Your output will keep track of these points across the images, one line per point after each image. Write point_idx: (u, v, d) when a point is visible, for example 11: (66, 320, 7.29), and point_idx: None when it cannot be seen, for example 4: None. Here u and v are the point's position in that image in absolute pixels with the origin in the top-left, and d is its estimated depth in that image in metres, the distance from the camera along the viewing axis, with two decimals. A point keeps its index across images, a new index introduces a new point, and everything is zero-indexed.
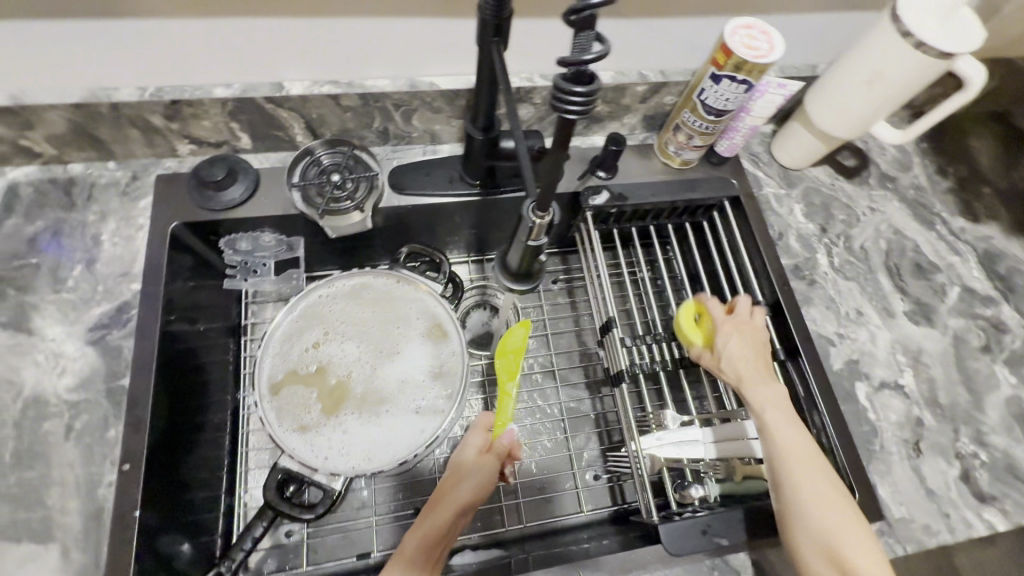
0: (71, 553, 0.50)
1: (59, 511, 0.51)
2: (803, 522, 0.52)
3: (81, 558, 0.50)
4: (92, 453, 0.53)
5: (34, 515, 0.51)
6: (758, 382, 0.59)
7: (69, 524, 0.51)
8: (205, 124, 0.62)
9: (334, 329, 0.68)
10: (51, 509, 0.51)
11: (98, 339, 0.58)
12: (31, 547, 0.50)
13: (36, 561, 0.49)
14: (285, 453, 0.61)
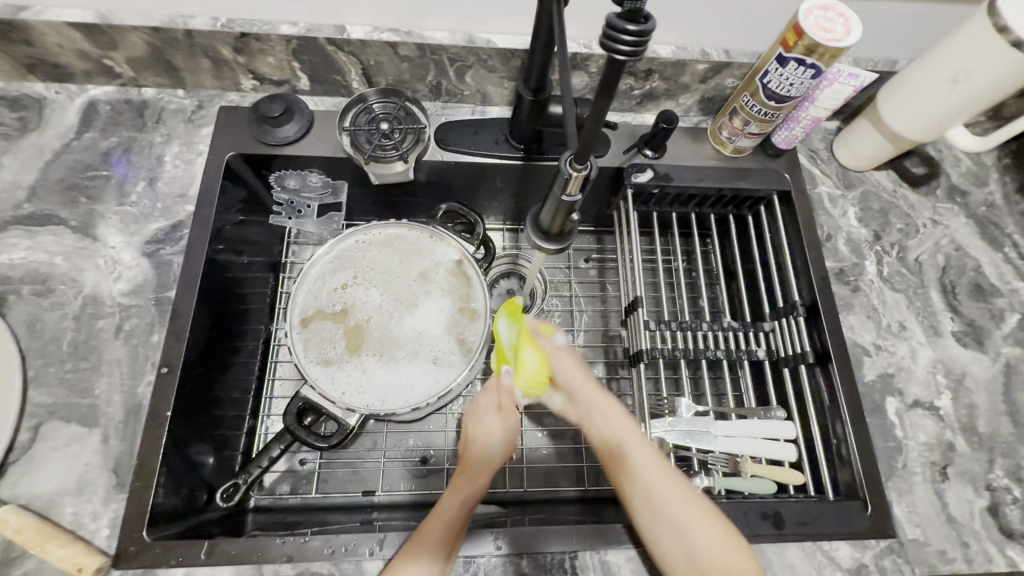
0: (109, 441, 0.54)
1: (104, 401, 0.56)
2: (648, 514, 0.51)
3: (118, 445, 0.54)
4: (138, 353, 0.58)
5: (82, 401, 0.55)
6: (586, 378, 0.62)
7: (111, 414, 0.55)
8: (271, 61, 0.64)
9: (364, 274, 0.71)
10: (97, 398, 0.56)
11: (153, 252, 0.62)
12: (76, 429, 0.54)
13: (79, 442, 0.54)
14: (307, 382, 0.64)
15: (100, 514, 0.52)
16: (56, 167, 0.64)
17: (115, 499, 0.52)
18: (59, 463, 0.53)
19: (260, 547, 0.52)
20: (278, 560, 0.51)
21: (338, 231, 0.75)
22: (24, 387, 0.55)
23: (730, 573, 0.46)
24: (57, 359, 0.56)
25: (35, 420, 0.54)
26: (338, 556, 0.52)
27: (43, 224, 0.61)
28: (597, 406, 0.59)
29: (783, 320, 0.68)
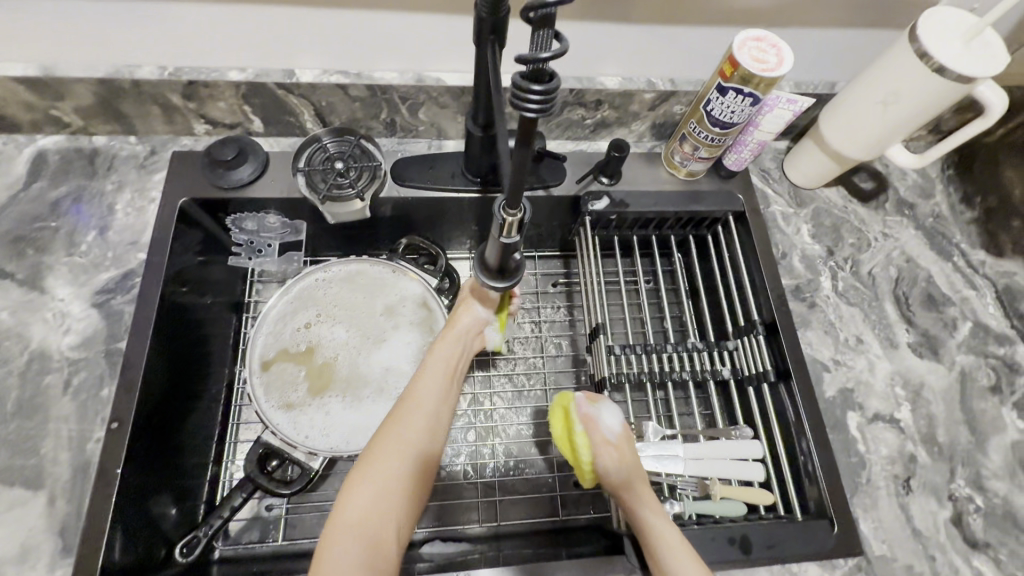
0: (55, 502, 0.52)
1: (50, 460, 0.54)
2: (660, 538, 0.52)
3: (67, 507, 0.52)
4: (86, 408, 0.56)
5: (27, 461, 0.53)
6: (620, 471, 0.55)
7: (58, 474, 0.53)
8: (221, 105, 0.65)
9: (326, 314, 0.70)
10: (43, 458, 0.54)
11: (104, 303, 0.61)
12: (20, 492, 0.52)
13: (24, 505, 0.52)
14: (269, 428, 0.62)
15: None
16: (3, 220, 0.63)
17: (61, 565, 0.50)
18: (1, 530, 0.51)
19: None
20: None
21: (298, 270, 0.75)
22: None
23: None
24: (2, 419, 0.55)
25: None
26: None
27: None
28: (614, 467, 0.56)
29: (744, 339, 0.69)
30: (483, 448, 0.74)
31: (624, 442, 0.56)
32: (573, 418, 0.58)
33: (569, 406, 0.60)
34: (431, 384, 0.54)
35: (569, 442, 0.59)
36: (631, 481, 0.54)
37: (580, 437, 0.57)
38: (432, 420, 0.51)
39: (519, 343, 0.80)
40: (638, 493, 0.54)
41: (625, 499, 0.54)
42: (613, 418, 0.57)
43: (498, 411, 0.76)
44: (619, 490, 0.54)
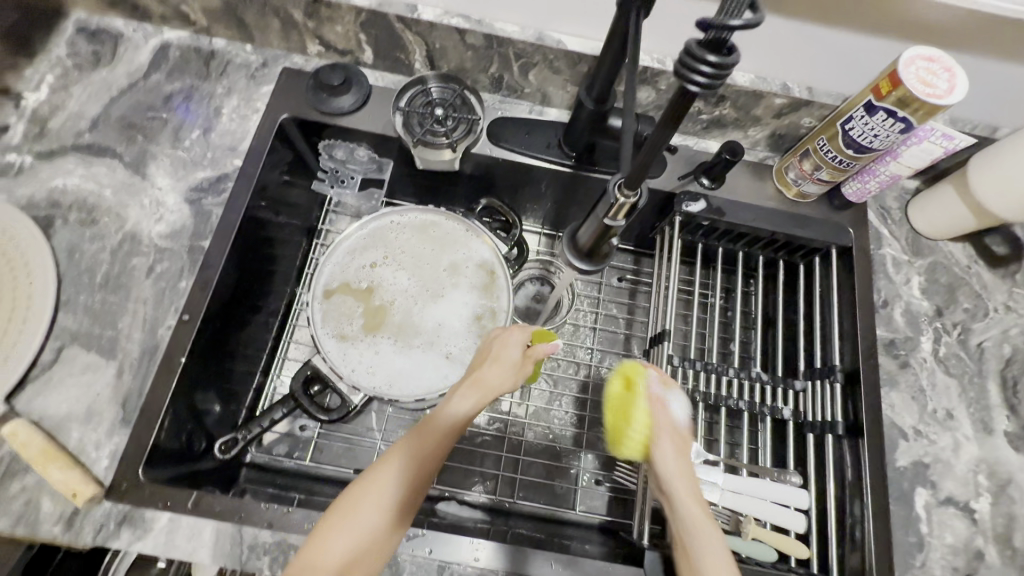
0: (123, 375, 0.55)
1: (125, 336, 0.56)
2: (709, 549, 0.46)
3: (130, 382, 0.55)
4: (162, 299, 0.58)
5: (104, 333, 0.56)
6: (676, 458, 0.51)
7: (128, 350, 0.56)
8: (338, 29, 0.64)
9: (392, 257, 0.70)
10: (119, 334, 0.57)
11: (195, 201, 0.62)
12: (93, 359, 0.55)
13: (96, 371, 0.55)
14: (320, 353, 0.64)
15: (100, 446, 0.52)
16: (121, 103, 0.66)
17: (118, 434, 0.53)
18: (70, 390, 0.54)
19: (243, 508, 0.51)
20: (260, 525, 0.51)
21: (376, 208, 0.75)
22: (56, 308, 0.56)
23: None
24: (89, 288, 0.58)
25: (60, 342, 0.56)
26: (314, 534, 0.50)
27: (99, 155, 0.63)
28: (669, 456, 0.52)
29: (817, 383, 0.64)
30: (513, 424, 0.73)
31: (682, 429, 0.53)
32: (641, 390, 0.55)
33: (637, 378, 0.56)
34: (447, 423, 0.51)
35: (626, 407, 0.56)
36: (683, 468, 0.50)
37: (643, 406, 0.54)
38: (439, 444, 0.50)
39: (571, 330, 0.78)
40: (687, 478, 0.50)
41: (673, 482, 0.49)
42: (678, 406, 0.54)
43: (536, 391, 0.75)
44: (666, 469, 0.50)
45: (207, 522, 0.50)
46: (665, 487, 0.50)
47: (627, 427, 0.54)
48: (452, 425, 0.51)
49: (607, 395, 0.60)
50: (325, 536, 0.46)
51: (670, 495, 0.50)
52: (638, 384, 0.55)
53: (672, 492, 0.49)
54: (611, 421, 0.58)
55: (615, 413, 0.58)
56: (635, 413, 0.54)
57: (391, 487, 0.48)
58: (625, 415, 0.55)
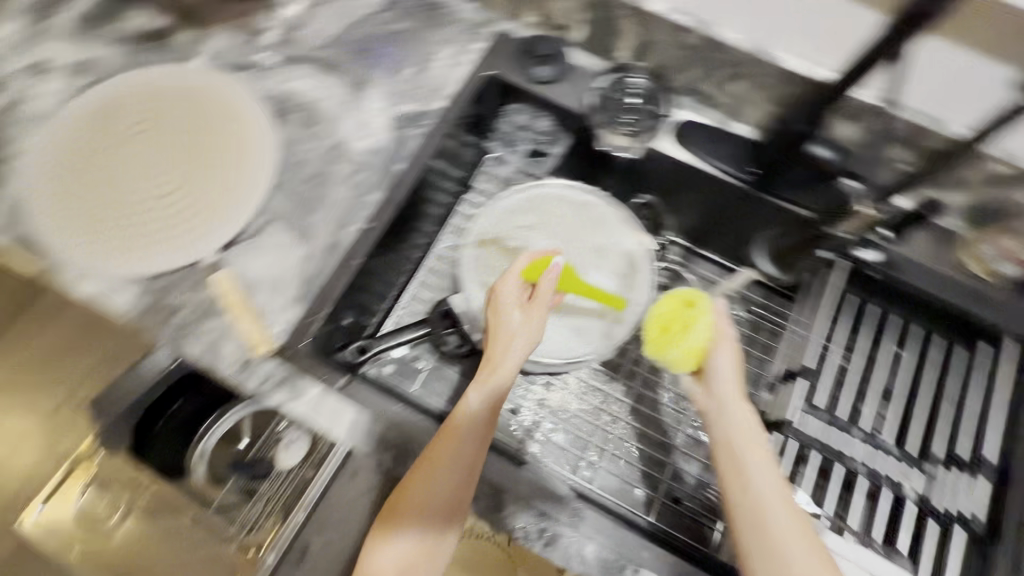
0: (310, 260, 0.61)
1: (317, 228, 0.63)
2: (760, 475, 0.48)
3: (312, 268, 0.61)
4: (354, 205, 0.64)
5: (298, 221, 0.63)
6: (732, 379, 0.56)
7: (317, 241, 0.62)
8: (564, 5, 0.69)
9: (545, 225, 0.73)
10: (310, 225, 0.63)
11: (399, 129, 0.68)
12: (286, 241, 0.62)
13: (288, 250, 0.61)
14: (463, 292, 0.69)
15: (278, 315, 0.59)
16: (356, 30, 0.73)
17: (295, 308, 0.59)
18: (264, 261, 0.61)
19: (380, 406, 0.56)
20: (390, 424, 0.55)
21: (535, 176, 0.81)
22: (269, 189, 0.64)
23: (791, 545, 0.44)
24: (296, 180, 0.65)
25: (264, 218, 0.63)
26: (436, 450, 0.56)
27: (329, 71, 0.71)
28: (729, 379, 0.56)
29: (953, 469, 0.60)
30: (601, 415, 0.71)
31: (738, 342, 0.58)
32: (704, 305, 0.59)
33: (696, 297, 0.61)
34: (467, 434, 0.52)
35: (681, 320, 0.59)
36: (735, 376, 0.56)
37: (707, 319, 0.58)
38: (465, 456, 0.51)
39: None
40: (737, 385, 0.55)
41: (724, 381, 0.55)
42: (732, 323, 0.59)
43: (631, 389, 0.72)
44: (722, 377, 0.56)
45: (349, 406, 0.56)
46: (713, 383, 0.56)
47: (682, 337, 0.58)
48: (476, 418, 0.53)
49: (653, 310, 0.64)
50: (377, 548, 0.49)
51: (717, 394, 0.55)
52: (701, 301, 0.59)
53: (722, 393, 0.55)
54: (656, 333, 0.62)
55: (665, 324, 0.61)
56: (693, 324, 0.58)
57: (428, 500, 0.50)
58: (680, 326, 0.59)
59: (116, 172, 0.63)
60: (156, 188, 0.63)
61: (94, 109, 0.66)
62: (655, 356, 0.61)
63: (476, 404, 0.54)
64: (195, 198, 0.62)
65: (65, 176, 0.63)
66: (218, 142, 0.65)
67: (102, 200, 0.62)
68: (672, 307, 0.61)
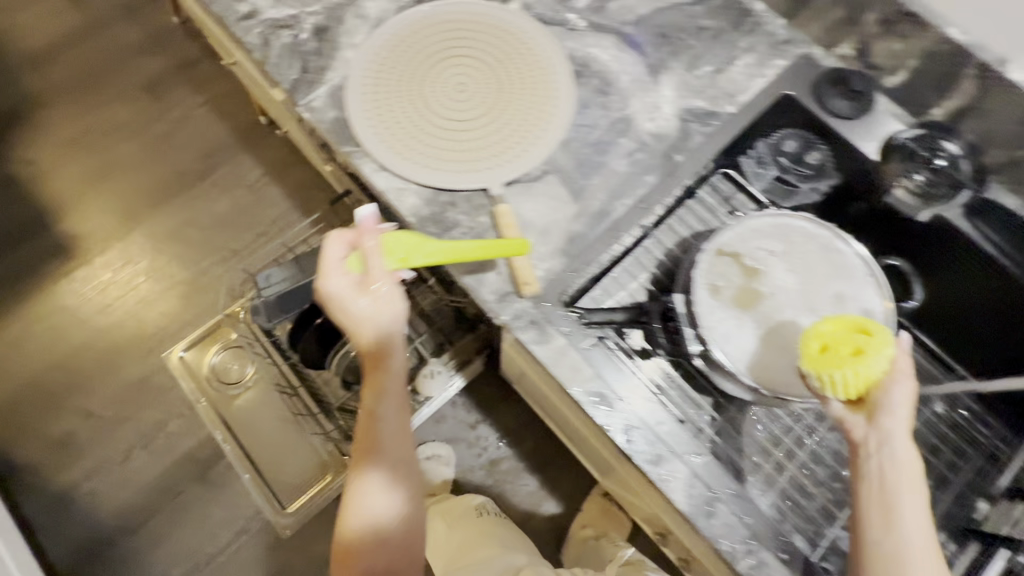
0: (580, 219, 0.63)
1: (592, 192, 0.64)
2: (909, 532, 0.50)
3: (580, 228, 0.63)
4: (631, 180, 0.65)
5: (576, 180, 0.65)
6: (898, 422, 0.52)
7: (589, 203, 0.64)
8: (895, 47, 0.68)
9: (787, 257, 0.71)
10: (586, 187, 0.65)
11: (686, 121, 0.68)
12: (561, 195, 0.64)
13: (560, 205, 0.64)
14: (693, 295, 0.69)
15: (542, 261, 0.62)
16: (663, 15, 0.74)
17: (557, 259, 0.62)
18: (539, 208, 0.63)
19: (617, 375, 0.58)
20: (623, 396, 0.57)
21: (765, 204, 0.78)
22: (556, 143, 0.66)
23: None
24: (582, 142, 0.67)
25: (546, 167, 0.65)
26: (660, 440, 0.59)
27: (630, 46, 0.72)
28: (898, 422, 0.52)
29: None
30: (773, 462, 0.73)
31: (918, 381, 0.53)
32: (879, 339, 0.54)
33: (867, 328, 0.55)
34: (390, 405, 0.67)
35: (853, 342, 0.54)
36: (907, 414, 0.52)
37: (890, 346, 0.53)
38: (394, 412, 0.67)
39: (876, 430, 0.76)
40: (907, 427, 0.52)
41: (896, 417, 0.52)
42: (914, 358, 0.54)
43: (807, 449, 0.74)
44: (890, 417, 0.52)
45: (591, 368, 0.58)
46: (883, 418, 0.52)
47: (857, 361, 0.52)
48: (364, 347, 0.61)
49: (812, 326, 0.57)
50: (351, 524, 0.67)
51: (886, 429, 0.52)
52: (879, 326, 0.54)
53: (891, 431, 0.52)
54: (816, 351, 0.55)
55: (829, 343, 0.55)
56: (869, 348, 0.53)
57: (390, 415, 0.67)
58: (851, 349, 0.54)
59: (434, 90, 0.68)
60: (466, 115, 0.67)
61: (423, 26, 0.71)
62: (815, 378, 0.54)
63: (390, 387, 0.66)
64: (498, 134, 0.66)
65: (389, 80, 0.68)
66: (526, 88, 0.68)
67: (410, 112, 0.67)
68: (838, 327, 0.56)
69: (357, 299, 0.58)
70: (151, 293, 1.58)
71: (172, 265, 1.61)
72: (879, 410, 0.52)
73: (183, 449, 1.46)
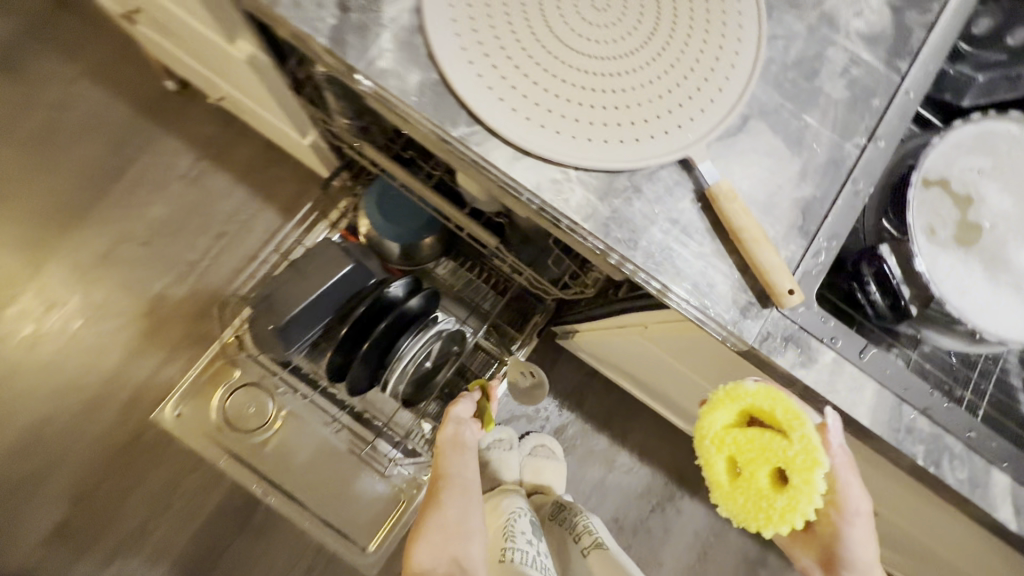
0: (806, 178, 0.45)
1: (811, 134, 0.46)
2: None
3: (811, 189, 0.45)
4: (854, 108, 0.47)
5: (786, 119, 0.46)
6: (867, 547, 0.53)
7: (815, 152, 0.46)
8: None
9: (999, 172, 0.58)
10: (802, 128, 0.46)
11: (899, 10, 0.50)
12: (775, 147, 0.45)
13: (777, 162, 0.45)
14: (915, 245, 0.54)
15: (783, 246, 0.44)
16: None
17: (795, 241, 0.44)
18: (751, 170, 0.45)
19: (907, 381, 0.45)
20: (919, 408, 0.44)
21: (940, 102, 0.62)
22: (752, 71, 0.46)
23: None
24: (780, 65, 0.47)
25: (745, 109, 0.46)
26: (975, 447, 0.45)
27: None
28: (864, 550, 0.53)
29: None
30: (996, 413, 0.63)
31: (872, 511, 0.51)
32: (789, 445, 0.42)
33: (763, 437, 0.44)
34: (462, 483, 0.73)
35: (768, 456, 0.43)
36: (859, 552, 0.52)
37: (816, 468, 0.42)
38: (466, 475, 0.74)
39: None
40: (869, 567, 0.53)
41: (852, 563, 0.53)
42: (861, 479, 0.50)
43: None
44: (848, 559, 0.53)
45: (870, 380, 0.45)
46: (842, 570, 0.53)
47: (784, 499, 0.42)
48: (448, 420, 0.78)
49: (709, 421, 0.46)
50: None
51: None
52: (797, 427, 0.42)
53: None
54: (728, 477, 0.45)
55: (739, 460, 0.44)
56: (791, 472, 0.42)
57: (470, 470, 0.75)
58: (771, 471, 0.43)
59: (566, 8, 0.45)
60: (623, 41, 0.46)
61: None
62: (735, 518, 0.44)
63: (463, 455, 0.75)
64: (677, 64, 0.46)
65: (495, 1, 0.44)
66: None
67: (530, 55, 0.44)
68: (745, 436, 0.44)
69: (470, 433, 0.78)
70: (94, 339, 1.22)
71: (111, 299, 1.24)
72: (836, 551, 0.53)
73: (201, 518, 1.18)
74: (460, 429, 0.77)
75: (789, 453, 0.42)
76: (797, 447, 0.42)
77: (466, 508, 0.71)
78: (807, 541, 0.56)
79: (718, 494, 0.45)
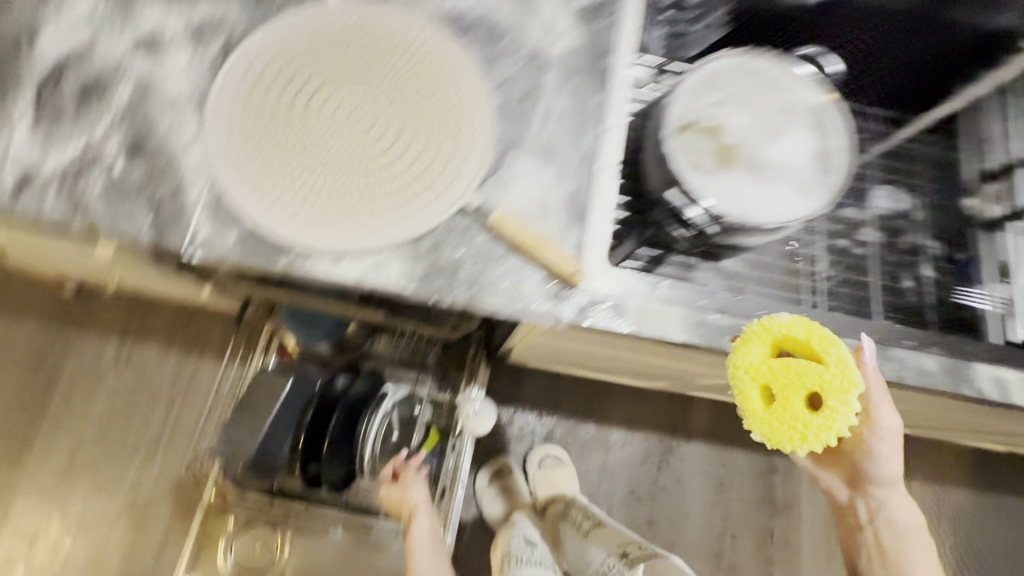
0: (565, 178, 0.58)
1: (557, 143, 0.59)
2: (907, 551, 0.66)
3: (573, 182, 0.58)
4: (583, 108, 0.60)
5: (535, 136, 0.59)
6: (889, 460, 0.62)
7: (565, 155, 0.59)
8: None
9: (731, 99, 0.72)
10: (549, 139, 0.59)
11: (589, 15, 0.63)
12: (534, 163, 0.58)
13: (538, 174, 0.58)
14: (688, 183, 0.66)
15: (564, 238, 0.56)
16: None
17: (575, 229, 0.57)
18: (522, 190, 0.58)
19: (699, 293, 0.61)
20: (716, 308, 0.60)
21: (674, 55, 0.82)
22: (491, 114, 0.59)
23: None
24: (513, 98, 0.60)
25: (501, 145, 0.58)
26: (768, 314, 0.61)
27: None
28: (892, 464, 0.62)
29: None
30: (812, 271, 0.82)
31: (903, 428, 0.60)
32: (830, 368, 0.51)
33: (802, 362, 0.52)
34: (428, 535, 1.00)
35: (805, 381, 0.51)
36: (886, 463, 0.62)
37: (850, 388, 0.51)
38: (428, 532, 1.00)
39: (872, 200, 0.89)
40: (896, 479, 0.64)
41: (877, 476, 0.63)
42: (892, 401, 0.60)
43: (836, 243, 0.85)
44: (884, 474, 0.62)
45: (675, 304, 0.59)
46: (868, 484, 0.64)
47: (822, 417, 0.50)
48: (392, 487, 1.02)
49: (746, 362, 0.53)
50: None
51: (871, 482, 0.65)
52: (833, 351, 0.51)
53: (876, 488, 0.65)
54: (762, 402, 0.52)
55: (772, 385, 0.52)
56: (828, 393, 0.50)
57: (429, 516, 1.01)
58: (806, 396, 0.51)
59: (326, 123, 0.56)
60: (374, 127, 0.57)
61: (259, 60, 0.58)
62: (771, 439, 0.50)
63: (420, 513, 1.01)
64: (429, 127, 0.58)
65: (270, 140, 0.56)
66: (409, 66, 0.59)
67: (308, 169, 0.55)
68: (776, 365, 0.52)
69: (418, 487, 1.03)
70: (87, 553, 1.23)
71: (88, 510, 1.25)
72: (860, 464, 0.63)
73: None
74: (406, 495, 1.02)
75: (823, 373, 0.50)
76: (832, 378, 0.51)
77: (438, 560, 1.00)
78: (836, 460, 0.65)
79: (753, 421, 0.52)
